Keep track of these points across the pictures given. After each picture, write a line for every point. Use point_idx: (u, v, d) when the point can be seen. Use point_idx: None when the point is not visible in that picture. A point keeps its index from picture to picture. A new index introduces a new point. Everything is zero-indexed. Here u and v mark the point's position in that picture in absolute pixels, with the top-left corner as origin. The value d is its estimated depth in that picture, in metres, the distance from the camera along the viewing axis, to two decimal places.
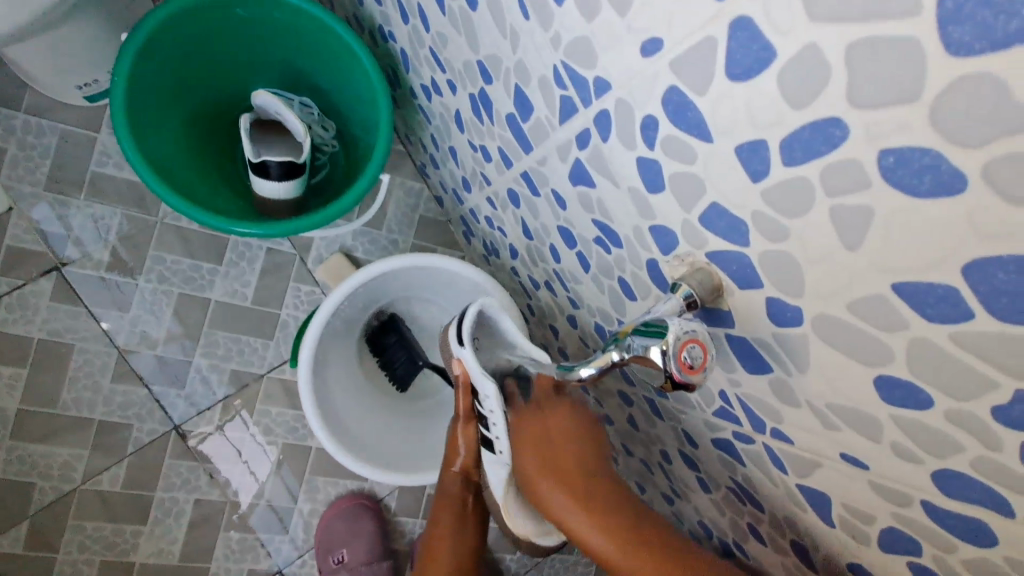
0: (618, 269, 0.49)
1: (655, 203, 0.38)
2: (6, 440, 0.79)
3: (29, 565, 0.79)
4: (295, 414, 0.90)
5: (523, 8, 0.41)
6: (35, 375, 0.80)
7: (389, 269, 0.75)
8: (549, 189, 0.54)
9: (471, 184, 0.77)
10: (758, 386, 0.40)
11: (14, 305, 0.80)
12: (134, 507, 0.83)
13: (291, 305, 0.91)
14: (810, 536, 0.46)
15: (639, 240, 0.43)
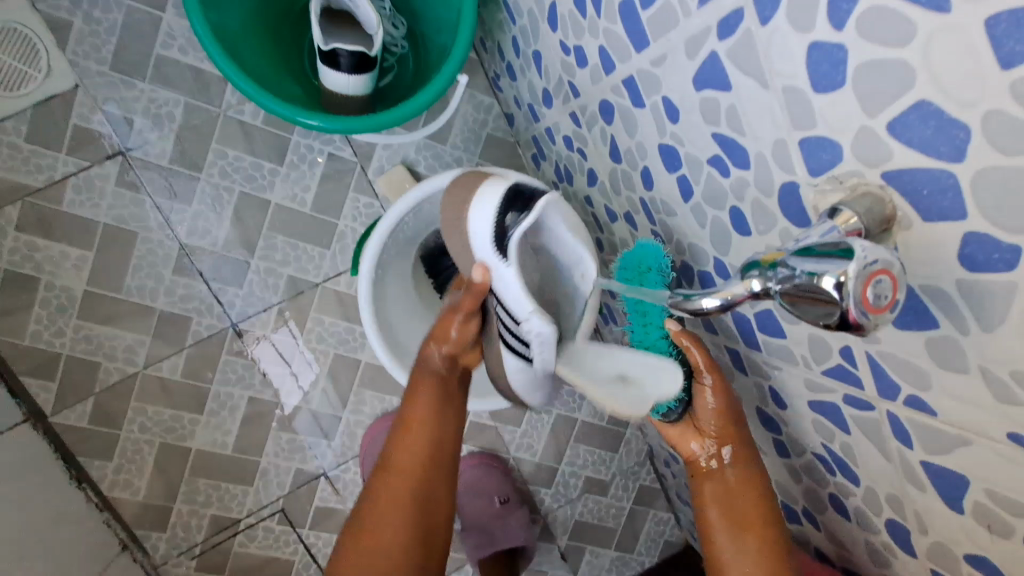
0: (734, 197, 0.42)
1: (820, 107, 0.31)
2: (73, 319, 0.81)
3: (93, 439, 0.83)
4: (347, 326, 0.89)
5: None
6: (101, 259, 0.81)
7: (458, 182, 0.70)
8: (659, 97, 0.46)
9: (553, 97, 0.69)
10: (904, 342, 0.33)
11: (81, 186, 0.80)
12: (192, 396, 0.86)
13: (349, 215, 0.88)
14: (918, 518, 0.40)
15: (777, 157, 0.36)
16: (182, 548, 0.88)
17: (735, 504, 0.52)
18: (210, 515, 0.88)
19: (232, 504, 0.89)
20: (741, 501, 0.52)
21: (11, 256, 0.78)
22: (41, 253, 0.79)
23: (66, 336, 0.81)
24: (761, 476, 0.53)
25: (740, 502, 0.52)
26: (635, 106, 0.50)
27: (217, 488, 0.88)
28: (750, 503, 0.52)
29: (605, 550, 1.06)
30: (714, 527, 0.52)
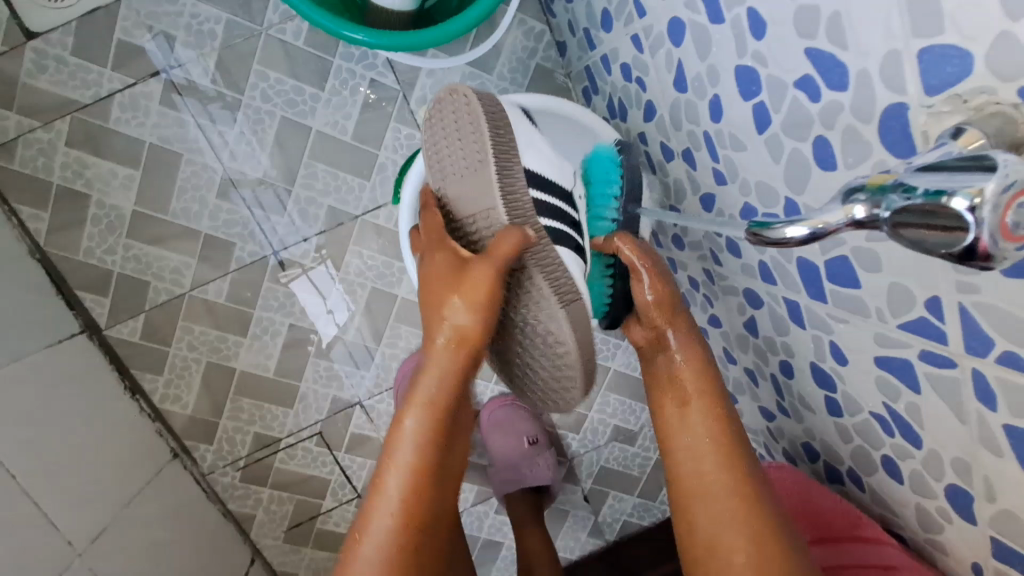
0: (821, 125, 0.38)
1: (953, 7, 0.26)
2: (123, 238, 0.83)
3: (144, 354, 0.87)
4: (384, 261, 0.89)
5: None
6: (148, 179, 0.82)
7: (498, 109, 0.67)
8: (743, 9, 0.41)
9: (614, 19, 0.63)
10: (1011, 292, 0.29)
11: (127, 104, 0.79)
12: (236, 320, 0.88)
13: (390, 146, 0.85)
14: (987, 485, 0.38)
15: (885, 73, 0.31)
16: (227, 460, 0.93)
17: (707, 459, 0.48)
18: (253, 432, 0.93)
19: (274, 423, 0.93)
20: (694, 406, 0.50)
21: (63, 172, 0.80)
22: (91, 170, 0.80)
23: (117, 253, 0.83)
24: (702, 352, 0.52)
25: (698, 406, 0.50)
26: (712, 22, 0.45)
27: (260, 408, 0.92)
28: (703, 408, 0.49)
29: (628, 496, 1.07)
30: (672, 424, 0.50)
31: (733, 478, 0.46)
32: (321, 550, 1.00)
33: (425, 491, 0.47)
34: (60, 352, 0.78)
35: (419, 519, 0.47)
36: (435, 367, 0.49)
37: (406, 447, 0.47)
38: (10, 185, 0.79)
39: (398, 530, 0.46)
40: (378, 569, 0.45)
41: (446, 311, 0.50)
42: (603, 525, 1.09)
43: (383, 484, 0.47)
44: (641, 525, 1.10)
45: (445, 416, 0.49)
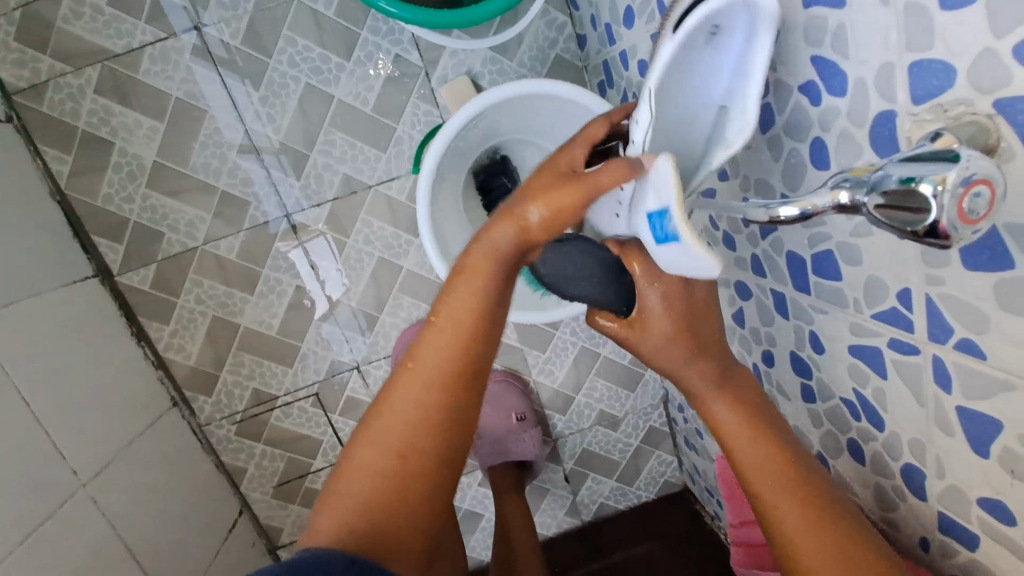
0: (819, 127, 0.41)
1: (942, 28, 0.30)
2: (142, 188, 0.85)
3: (152, 303, 0.89)
4: (393, 232, 0.92)
5: None
6: (170, 133, 0.84)
7: (513, 94, 0.69)
8: None
9: (636, 16, 0.66)
10: (970, 285, 0.34)
11: (156, 56, 0.81)
12: (244, 277, 0.90)
13: (408, 121, 0.88)
14: (937, 464, 0.42)
15: (880, 83, 0.35)
16: (224, 413, 0.96)
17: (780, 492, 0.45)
18: (252, 388, 0.96)
19: (272, 380, 0.96)
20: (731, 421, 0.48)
21: (89, 118, 0.82)
22: (116, 119, 0.82)
23: (134, 202, 0.85)
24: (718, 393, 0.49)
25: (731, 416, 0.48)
26: None
27: (260, 364, 0.95)
28: (737, 415, 0.48)
29: (607, 479, 1.12)
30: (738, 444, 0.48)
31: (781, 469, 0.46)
32: (307, 509, 1.03)
33: (460, 369, 0.43)
34: (72, 294, 0.80)
35: (442, 417, 0.42)
36: (492, 266, 0.44)
37: (440, 332, 0.43)
38: (36, 126, 0.81)
39: (423, 408, 0.42)
40: (358, 493, 0.41)
41: (527, 217, 0.44)
42: (580, 505, 1.13)
43: (416, 361, 0.43)
44: (616, 508, 1.14)
45: (493, 306, 0.44)
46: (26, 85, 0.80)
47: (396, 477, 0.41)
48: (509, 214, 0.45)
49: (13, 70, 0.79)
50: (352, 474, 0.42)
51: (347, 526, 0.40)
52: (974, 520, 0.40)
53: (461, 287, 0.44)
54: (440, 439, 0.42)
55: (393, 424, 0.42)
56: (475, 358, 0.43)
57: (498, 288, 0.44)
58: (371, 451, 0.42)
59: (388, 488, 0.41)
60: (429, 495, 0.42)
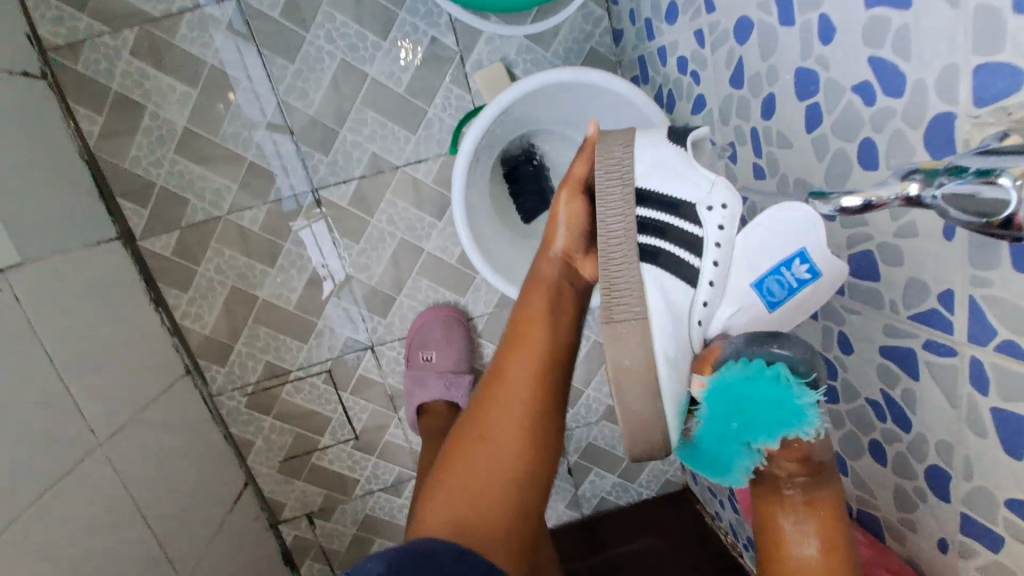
0: (871, 128, 0.42)
1: (1014, 31, 0.31)
2: (170, 153, 0.85)
3: (173, 269, 0.90)
4: (417, 214, 0.92)
5: None
6: (203, 100, 0.84)
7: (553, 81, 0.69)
8: (816, 15, 0.45)
9: (680, 12, 0.67)
10: (1019, 287, 0.34)
11: (194, 23, 0.81)
12: (266, 249, 0.91)
13: (440, 104, 0.88)
14: (965, 465, 0.43)
15: (942, 84, 0.35)
16: (237, 384, 0.96)
17: None
18: (266, 361, 0.96)
19: (286, 355, 0.96)
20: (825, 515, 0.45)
21: (122, 80, 0.82)
22: (150, 82, 0.82)
23: (162, 167, 0.85)
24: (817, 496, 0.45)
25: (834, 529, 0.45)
26: (782, 24, 0.49)
27: (276, 338, 0.95)
28: (822, 527, 0.45)
29: (610, 474, 1.13)
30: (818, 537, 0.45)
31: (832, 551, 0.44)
32: (312, 485, 1.03)
33: (539, 379, 0.53)
34: (96, 255, 0.80)
35: (534, 424, 0.52)
36: (547, 288, 0.56)
37: (525, 351, 0.53)
38: (69, 84, 0.81)
39: (519, 416, 0.51)
40: (468, 490, 0.49)
41: (551, 256, 0.57)
42: (581, 498, 1.14)
43: (503, 378, 0.53)
44: (616, 504, 1.15)
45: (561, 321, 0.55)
46: (63, 43, 0.80)
47: (497, 476, 0.50)
48: (549, 246, 0.58)
49: (50, 27, 0.79)
50: (462, 477, 0.50)
51: (457, 520, 0.48)
52: (999, 521, 0.41)
53: (527, 307, 0.55)
54: (536, 432, 0.52)
55: (498, 430, 0.51)
56: (553, 363, 0.54)
57: (562, 303, 0.56)
58: (476, 465, 0.50)
59: (498, 484, 0.50)
60: (531, 483, 0.51)
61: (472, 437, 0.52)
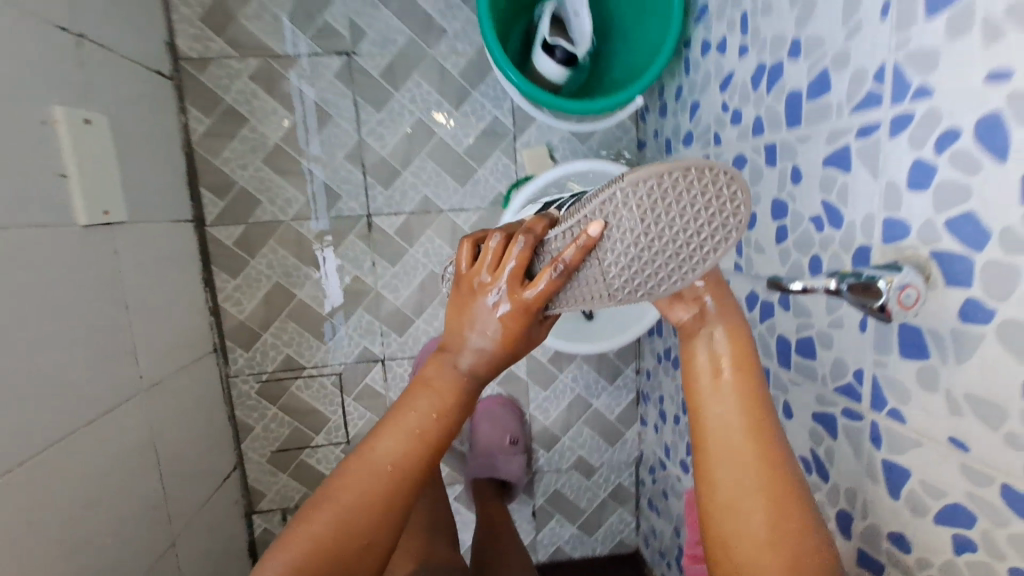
0: (819, 247, 0.59)
1: (908, 198, 0.48)
2: (256, 161, 1.00)
3: (230, 257, 1.02)
4: (450, 253, 1.08)
5: (885, 9, 0.50)
6: (297, 125, 1.00)
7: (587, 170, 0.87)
8: (790, 163, 0.64)
9: (694, 140, 0.87)
10: (903, 368, 0.50)
11: (308, 65, 0.99)
12: (314, 256, 1.04)
13: (489, 168, 1.06)
14: (864, 509, 0.56)
15: (864, 226, 0.53)
16: (253, 370, 1.05)
17: (754, 479, 0.49)
18: (287, 354, 1.06)
19: (306, 352, 1.06)
20: (731, 431, 0.51)
21: (235, 95, 0.98)
22: (257, 102, 0.99)
23: (246, 171, 1.00)
24: (744, 329, 0.54)
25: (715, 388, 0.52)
26: (767, 165, 0.68)
27: (300, 335, 1.06)
28: (743, 420, 0.51)
29: (569, 524, 1.21)
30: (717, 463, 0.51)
31: (761, 441, 0.50)
32: (294, 480, 1.10)
33: (409, 459, 0.57)
34: (172, 230, 0.92)
35: (386, 495, 0.56)
36: (438, 394, 0.58)
37: (405, 422, 0.58)
38: (192, 89, 0.97)
39: (374, 486, 0.56)
40: (312, 543, 0.54)
41: (464, 356, 0.58)
42: (539, 543, 1.21)
43: (375, 448, 0.57)
44: (570, 554, 1.22)
45: (444, 425, 0.58)
46: (197, 58, 0.96)
47: (329, 546, 0.54)
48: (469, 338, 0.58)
49: (188, 43, 0.96)
50: (306, 533, 0.54)
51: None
52: (883, 552, 0.54)
53: (413, 403, 0.58)
54: (382, 503, 0.56)
55: (348, 495, 0.56)
56: (425, 446, 0.58)
57: (452, 403, 0.58)
58: (320, 522, 0.54)
59: (331, 528, 0.54)
60: (356, 559, 0.55)
61: (337, 478, 0.57)
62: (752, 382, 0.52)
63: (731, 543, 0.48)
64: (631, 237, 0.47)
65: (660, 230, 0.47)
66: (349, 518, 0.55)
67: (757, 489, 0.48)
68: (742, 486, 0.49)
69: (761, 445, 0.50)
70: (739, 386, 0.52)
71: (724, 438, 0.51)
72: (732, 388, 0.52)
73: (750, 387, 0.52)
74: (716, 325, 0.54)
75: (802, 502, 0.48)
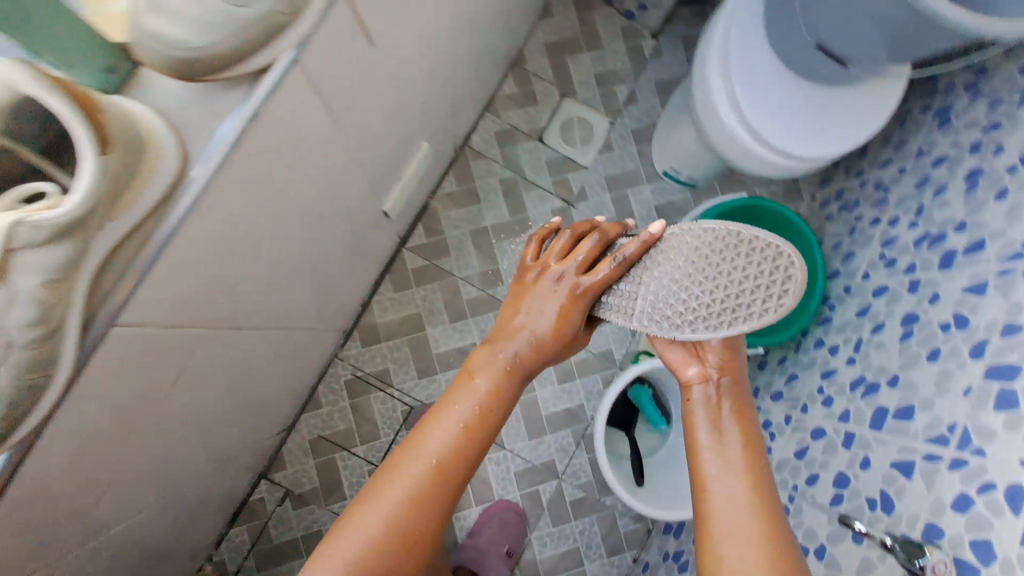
0: (868, 521, 0.80)
1: (948, 514, 0.69)
2: (464, 227, 1.27)
3: (403, 276, 1.24)
4: (551, 370, 1.27)
5: (967, 391, 0.75)
6: (507, 223, 1.29)
7: None
8: (862, 453, 0.87)
9: (784, 401, 1.11)
10: None
11: (540, 193, 1.32)
12: (456, 311, 1.24)
13: (614, 329, 1.30)
14: None
15: (909, 520, 0.74)
16: (356, 363, 1.21)
17: (746, 516, 0.62)
18: (388, 368, 1.21)
19: (401, 375, 1.22)
20: (729, 474, 0.65)
21: (481, 181, 1.30)
22: (492, 194, 1.30)
23: (453, 229, 1.27)
24: (744, 398, 0.71)
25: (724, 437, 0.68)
26: (843, 446, 0.91)
27: (407, 360, 1.22)
28: (742, 467, 0.65)
29: None
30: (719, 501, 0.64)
31: (751, 486, 0.64)
32: (315, 471, 1.17)
33: (457, 450, 0.67)
34: (391, 237, 1.17)
35: (439, 478, 0.66)
36: (479, 395, 0.70)
37: (450, 416, 0.69)
38: (460, 163, 1.30)
39: (420, 478, 0.65)
40: (381, 519, 0.64)
41: (511, 346, 0.72)
42: None
43: (424, 444, 0.67)
44: None
45: (483, 419, 0.69)
46: (477, 148, 1.31)
47: (393, 521, 0.64)
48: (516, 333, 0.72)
49: (478, 138, 1.31)
50: (366, 515, 0.64)
51: (360, 557, 0.63)
52: None
53: (458, 400, 0.70)
54: (435, 494, 0.66)
55: (402, 482, 0.65)
56: (467, 438, 0.68)
57: (502, 385, 0.71)
58: (381, 501, 0.65)
59: (389, 512, 0.64)
60: (414, 528, 0.65)
61: (385, 469, 0.67)
62: (747, 432, 0.68)
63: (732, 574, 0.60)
64: (693, 247, 0.64)
65: (719, 260, 0.62)
66: (402, 499, 0.65)
67: (751, 529, 0.61)
68: (738, 530, 0.62)
69: (754, 487, 0.64)
70: (744, 439, 0.67)
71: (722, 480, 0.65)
72: (732, 435, 0.67)
73: (749, 437, 0.67)
74: (724, 396, 0.70)
75: (787, 549, 0.61)
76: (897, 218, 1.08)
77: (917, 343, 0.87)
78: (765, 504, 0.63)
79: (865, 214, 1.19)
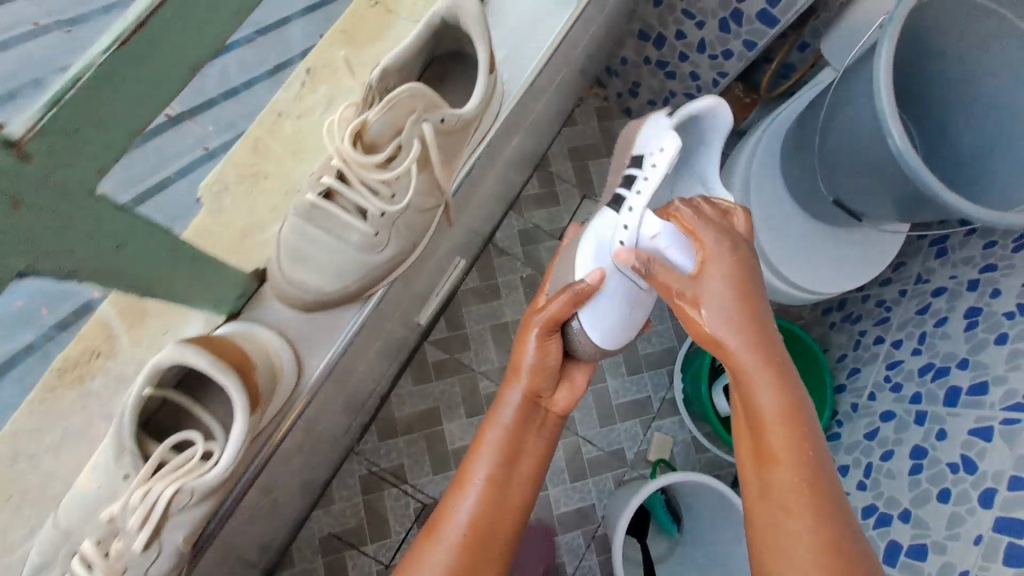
0: None
1: None
2: (484, 323, 1.31)
3: (422, 370, 1.27)
4: (564, 467, 1.29)
5: (978, 539, 0.80)
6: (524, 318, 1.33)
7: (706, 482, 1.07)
8: None
9: None
10: None
11: None
12: (474, 406, 1.26)
13: (626, 426, 1.32)
14: None
15: None
16: (372, 458, 1.21)
17: (775, 455, 0.66)
18: (402, 462, 1.22)
19: (416, 470, 1.22)
20: (765, 419, 0.67)
21: (501, 277, 1.34)
22: (510, 289, 1.34)
23: (473, 324, 1.30)
24: (743, 283, 0.72)
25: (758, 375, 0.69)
26: None
27: (422, 455, 1.23)
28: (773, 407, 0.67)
29: None
30: (760, 449, 0.67)
31: (779, 424, 0.67)
32: (323, 570, 1.15)
33: (501, 471, 0.76)
34: (414, 334, 1.20)
35: (497, 500, 0.74)
36: (517, 416, 0.80)
37: (485, 447, 0.78)
38: (481, 260, 1.34)
39: (474, 504, 0.73)
40: (452, 546, 0.71)
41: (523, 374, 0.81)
42: None
43: (468, 477, 0.76)
44: None
45: (523, 430, 0.79)
46: (498, 245, 1.36)
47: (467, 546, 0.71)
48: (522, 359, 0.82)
49: (499, 235, 1.36)
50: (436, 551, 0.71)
51: None
52: None
53: (484, 438, 0.79)
54: (493, 513, 0.74)
55: (462, 511, 0.73)
56: (507, 462, 0.77)
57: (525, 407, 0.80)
58: (449, 533, 0.72)
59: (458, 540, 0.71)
60: (487, 546, 0.72)
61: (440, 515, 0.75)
62: (764, 347, 0.69)
63: (772, 523, 0.65)
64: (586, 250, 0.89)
65: None
66: (467, 526, 0.72)
67: (785, 471, 0.65)
68: (774, 478, 0.65)
69: (780, 418, 0.67)
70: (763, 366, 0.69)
71: (755, 426, 0.68)
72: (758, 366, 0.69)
73: (767, 351, 0.69)
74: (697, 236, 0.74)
75: (815, 481, 0.64)
76: (900, 341, 1.14)
77: (926, 480, 0.92)
78: (791, 437, 0.66)
79: (867, 329, 1.24)
